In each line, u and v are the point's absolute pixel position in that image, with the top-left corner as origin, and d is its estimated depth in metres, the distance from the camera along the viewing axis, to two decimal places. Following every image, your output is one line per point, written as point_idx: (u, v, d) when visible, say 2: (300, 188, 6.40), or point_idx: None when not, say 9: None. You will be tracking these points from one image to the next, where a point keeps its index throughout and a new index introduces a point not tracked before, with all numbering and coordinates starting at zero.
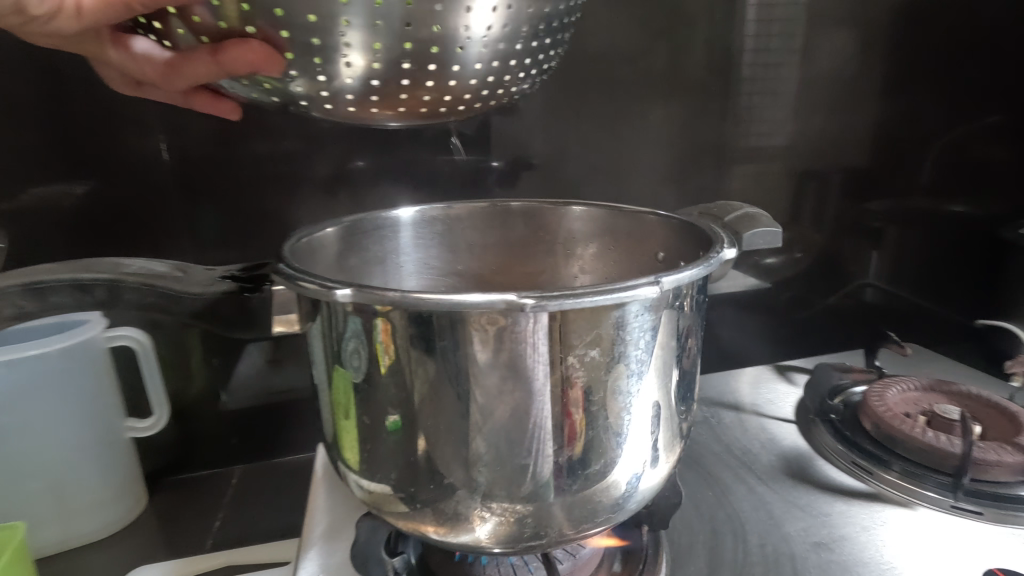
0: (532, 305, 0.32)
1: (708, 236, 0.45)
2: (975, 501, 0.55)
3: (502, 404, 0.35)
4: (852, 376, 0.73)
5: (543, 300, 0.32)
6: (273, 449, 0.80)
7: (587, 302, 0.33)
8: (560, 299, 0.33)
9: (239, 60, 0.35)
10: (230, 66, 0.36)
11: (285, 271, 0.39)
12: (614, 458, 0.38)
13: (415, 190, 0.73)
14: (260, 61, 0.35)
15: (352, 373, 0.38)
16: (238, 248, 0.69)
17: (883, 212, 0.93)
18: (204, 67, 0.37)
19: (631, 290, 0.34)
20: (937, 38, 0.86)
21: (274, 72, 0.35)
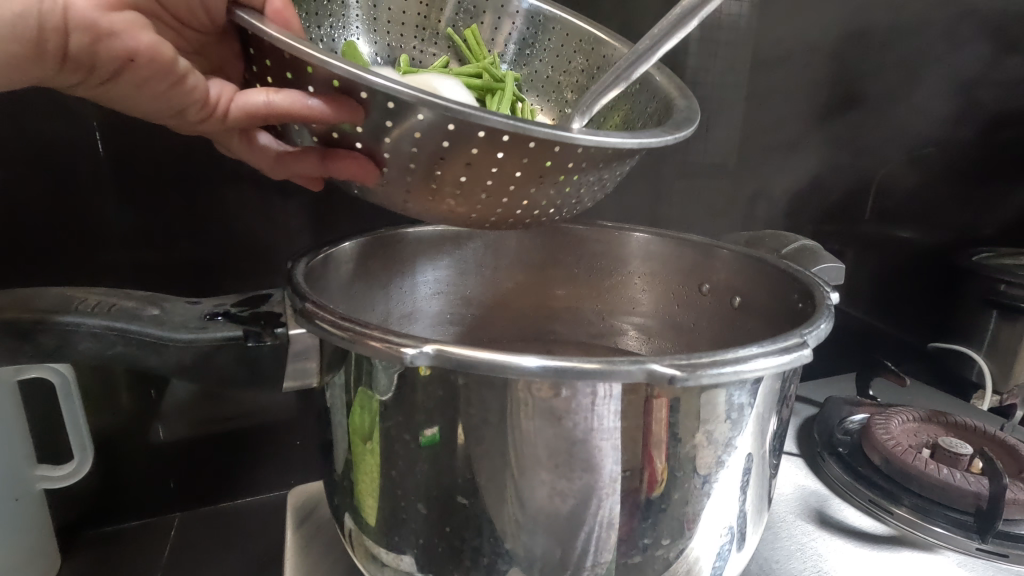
0: (681, 376, 0.26)
1: (807, 282, 0.40)
2: (998, 542, 0.53)
3: (571, 475, 0.28)
4: (861, 408, 0.72)
5: (694, 370, 0.26)
6: (220, 494, 0.67)
7: (727, 371, 0.27)
8: (714, 370, 0.26)
9: (350, 176, 0.36)
10: (336, 173, 0.37)
11: (314, 312, 0.30)
12: (703, 539, 0.31)
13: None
14: (364, 177, 0.36)
15: (381, 392, 0.29)
16: (191, 257, 0.58)
17: (855, 234, 0.90)
18: (313, 165, 0.38)
19: (782, 358, 0.28)
20: (918, 54, 0.83)
21: (373, 183, 0.36)
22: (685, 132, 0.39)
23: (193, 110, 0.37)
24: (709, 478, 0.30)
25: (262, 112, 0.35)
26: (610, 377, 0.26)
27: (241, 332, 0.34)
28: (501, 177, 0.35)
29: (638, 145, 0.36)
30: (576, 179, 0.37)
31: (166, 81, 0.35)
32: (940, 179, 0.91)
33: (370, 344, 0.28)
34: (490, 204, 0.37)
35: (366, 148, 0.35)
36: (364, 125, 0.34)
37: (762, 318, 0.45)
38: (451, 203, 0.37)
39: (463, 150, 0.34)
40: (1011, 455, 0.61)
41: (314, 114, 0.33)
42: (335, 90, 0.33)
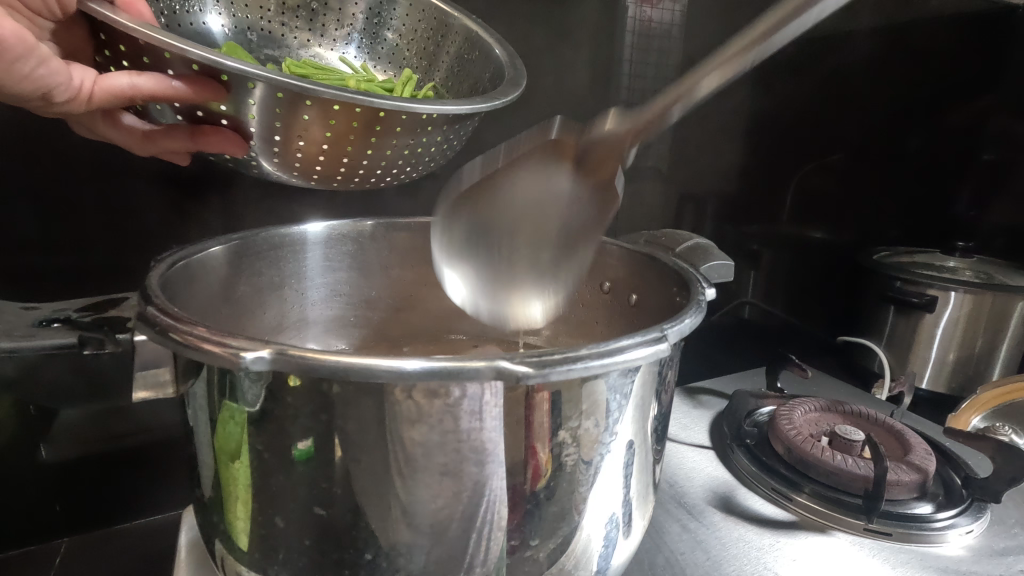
0: (530, 373, 0.25)
1: (689, 277, 0.41)
2: (884, 522, 0.56)
3: (453, 473, 0.27)
4: (766, 400, 0.75)
5: (545, 368, 0.25)
6: (114, 515, 0.61)
7: (581, 367, 0.26)
8: (567, 366, 0.26)
9: (217, 148, 0.41)
10: (207, 147, 0.41)
11: (155, 319, 0.28)
12: (585, 535, 0.31)
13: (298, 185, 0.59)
14: (229, 148, 0.41)
15: (247, 406, 0.27)
16: (71, 260, 0.53)
17: (770, 234, 0.94)
18: (178, 139, 0.41)
19: (637, 351, 0.28)
20: (824, 64, 0.87)
21: (240, 155, 0.41)
22: (513, 94, 0.45)
23: (57, 93, 0.36)
24: (587, 473, 0.30)
25: (128, 95, 0.36)
26: (466, 376, 0.25)
27: (76, 340, 0.33)
28: (357, 141, 0.40)
29: (472, 109, 0.42)
30: (424, 140, 0.43)
31: (26, 64, 0.34)
32: (844, 183, 0.97)
33: (206, 349, 0.26)
34: (352, 162, 0.42)
35: (232, 124, 0.39)
36: (230, 101, 0.37)
37: (653, 313, 0.46)
38: (318, 163, 0.42)
39: (319, 120, 0.38)
40: (897, 440, 0.65)
41: (180, 96, 0.36)
42: (198, 73, 0.35)
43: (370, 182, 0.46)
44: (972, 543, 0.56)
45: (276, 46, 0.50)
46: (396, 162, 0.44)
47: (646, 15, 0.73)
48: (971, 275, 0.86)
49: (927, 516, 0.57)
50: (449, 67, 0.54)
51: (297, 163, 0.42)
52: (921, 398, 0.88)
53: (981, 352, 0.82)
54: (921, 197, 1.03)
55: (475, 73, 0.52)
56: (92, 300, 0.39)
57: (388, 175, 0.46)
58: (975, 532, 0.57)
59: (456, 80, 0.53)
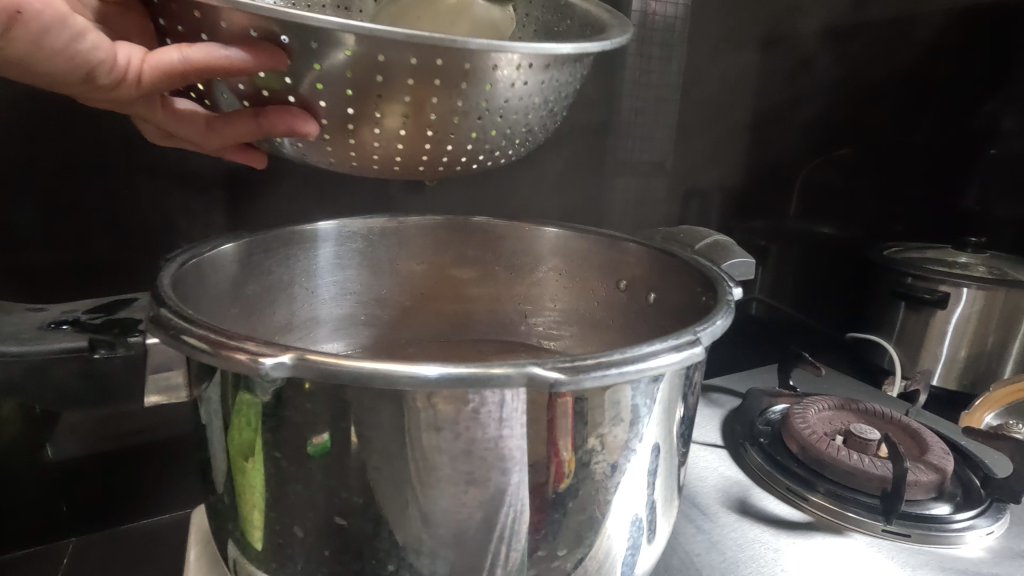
0: (563, 380, 0.24)
1: (713, 276, 0.40)
2: (903, 523, 0.55)
3: (478, 482, 0.26)
4: (779, 399, 0.74)
5: (577, 374, 0.25)
6: (120, 516, 0.60)
7: (616, 372, 0.26)
8: (600, 372, 0.25)
9: (284, 130, 0.36)
10: (273, 129, 0.36)
11: (169, 321, 0.27)
12: (607, 543, 0.30)
13: (305, 183, 0.58)
14: (298, 129, 0.36)
15: (261, 397, 0.26)
16: (77, 257, 0.52)
17: (779, 230, 0.92)
18: (244, 127, 0.37)
19: (672, 355, 0.27)
20: (833, 56, 0.86)
21: (312, 135, 0.36)
22: (617, 41, 0.41)
23: (100, 72, 0.33)
24: (612, 480, 0.29)
25: (181, 68, 0.33)
26: (492, 383, 0.24)
27: (87, 343, 0.32)
28: (442, 105, 0.36)
29: (571, 50, 0.37)
30: (519, 103, 0.39)
31: (62, 36, 0.32)
32: (855, 178, 0.96)
33: (224, 355, 0.25)
34: (439, 136, 0.38)
35: (299, 100, 0.36)
36: (295, 70, 0.34)
37: (673, 311, 0.45)
38: (400, 141, 0.38)
39: (399, 80, 0.35)
40: (914, 438, 0.64)
41: (237, 64, 0.33)
42: (254, 38, 0.33)
43: (458, 166, 0.42)
44: (992, 545, 0.55)
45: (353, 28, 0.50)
46: (486, 138, 0.40)
47: (653, 8, 0.72)
48: (985, 271, 0.85)
49: (946, 517, 0.56)
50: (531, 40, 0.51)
51: (376, 147, 0.38)
52: (933, 396, 0.87)
53: (994, 349, 0.81)
54: (934, 192, 1.01)
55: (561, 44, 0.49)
56: (98, 301, 0.38)
57: (478, 158, 0.42)
58: (995, 533, 0.56)
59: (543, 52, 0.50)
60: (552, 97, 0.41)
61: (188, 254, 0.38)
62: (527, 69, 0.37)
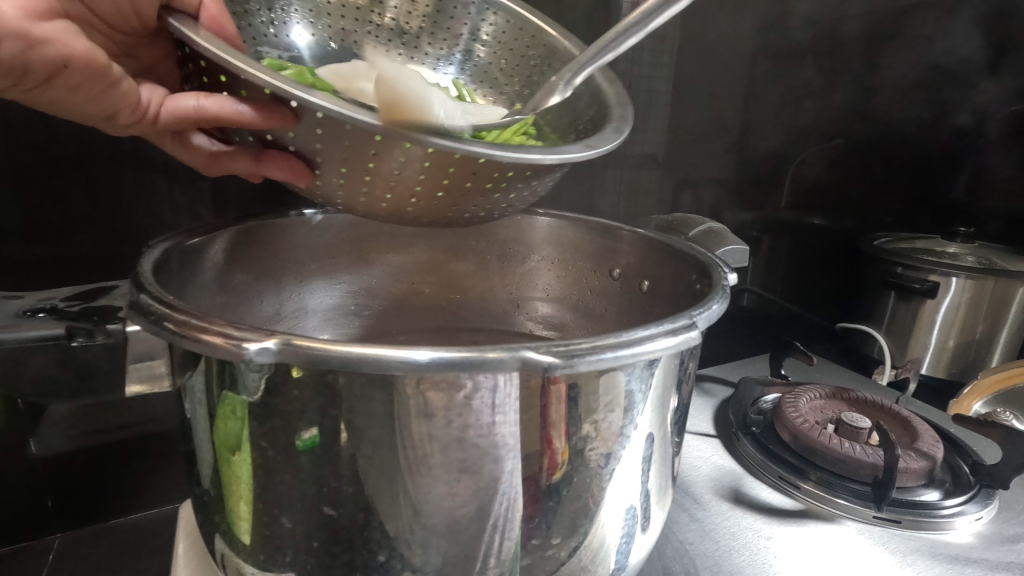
0: (556, 364, 0.24)
1: (708, 263, 0.40)
2: (893, 510, 0.55)
3: (471, 471, 0.25)
4: (771, 388, 0.75)
5: (572, 358, 0.24)
6: (107, 511, 0.59)
7: (609, 359, 0.25)
8: (595, 356, 0.25)
9: (281, 176, 0.36)
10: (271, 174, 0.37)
11: (149, 308, 0.26)
12: (600, 531, 0.30)
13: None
14: (295, 177, 0.36)
15: (249, 394, 0.26)
16: (60, 248, 0.51)
17: (770, 221, 0.92)
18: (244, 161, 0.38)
19: (667, 342, 0.27)
20: (825, 45, 0.86)
21: (304, 185, 0.37)
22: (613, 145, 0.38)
23: (124, 113, 0.37)
24: (606, 466, 0.28)
25: (192, 117, 0.34)
26: (484, 367, 0.23)
27: (65, 330, 0.32)
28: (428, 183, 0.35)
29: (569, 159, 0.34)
30: (509, 190, 0.37)
31: (98, 86, 0.35)
32: (847, 169, 0.96)
33: (205, 340, 0.24)
34: (424, 203, 0.37)
35: (298, 150, 0.35)
36: (301, 130, 0.32)
37: (667, 298, 0.44)
38: (385, 201, 0.37)
39: (391, 156, 0.33)
40: (905, 426, 0.64)
41: (244, 121, 0.32)
42: (267, 97, 0.31)
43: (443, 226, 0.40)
44: (981, 531, 0.55)
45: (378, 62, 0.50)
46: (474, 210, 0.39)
47: None
48: (974, 261, 0.85)
49: (936, 504, 0.56)
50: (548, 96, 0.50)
51: (360, 200, 0.37)
52: (924, 384, 0.87)
53: (982, 337, 0.82)
54: (925, 182, 1.02)
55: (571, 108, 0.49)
56: (77, 289, 0.37)
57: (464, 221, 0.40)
58: (983, 520, 0.56)
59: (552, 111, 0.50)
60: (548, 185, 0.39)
61: (169, 240, 0.37)
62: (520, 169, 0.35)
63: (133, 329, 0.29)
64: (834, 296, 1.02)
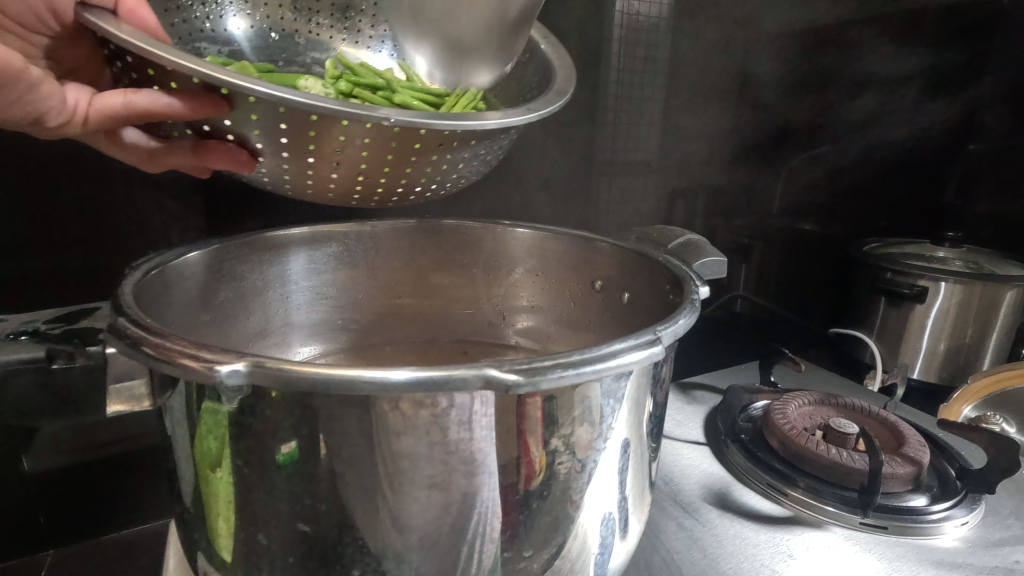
0: (520, 382, 0.24)
1: (683, 276, 0.40)
2: (879, 516, 0.56)
3: (442, 486, 0.26)
4: (760, 395, 0.75)
5: (535, 376, 0.25)
6: (98, 526, 0.59)
7: (571, 377, 0.26)
8: (558, 373, 0.25)
9: (222, 163, 0.39)
10: (212, 162, 0.39)
11: (124, 331, 0.27)
12: (577, 541, 0.30)
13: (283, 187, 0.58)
14: (237, 165, 0.39)
15: (223, 412, 0.26)
16: (49, 265, 0.51)
17: (760, 227, 0.93)
18: (184, 154, 0.40)
19: (630, 356, 0.27)
20: (811, 54, 0.87)
21: (247, 172, 0.39)
22: (547, 110, 0.41)
23: (51, 115, 0.37)
24: (579, 479, 0.29)
25: (123, 113, 0.36)
26: (453, 386, 0.24)
27: (46, 354, 0.32)
28: (370, 159, 0.38)
29: (497, 125, 0.38)
30: (449, 158, 0.40)
31: (16, 89, 0.35)
32: (835, 176, 0.97)
33: (178, 362, 0.25)
34: (369, 180, 0.40)
35: (238, 139, 0.37)
36: (234, 116, 0.35)
37: (646, 310, 0.45)
38: (332, 180, 0.40)
39: (331, 136, 0.35)
40: (891, 432, 0.64)
41: (174, 113, 0.35)
42: (195, 88, 0.33)
43: (392, 200, 0.44)
44: (966, 535, 0.56)
45: (323, 49, 0.51)
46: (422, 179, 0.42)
47: (634, 8, 0.72)
48: (961, 265, 0.86)
49: (922, 508, 0.56)
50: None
51: (312, 181, 0.40)
52: (913, 389, 0.88)
53: (971, 342, 0.82)
54: (913, 189, 1.02)
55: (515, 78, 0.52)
56: (64, 310, 0.38)
57: (409, 194, 0.44)
58: (969, 524, 0.57)
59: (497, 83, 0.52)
60: (486, 152, 0.42)
61: (150, 261, 0.37)
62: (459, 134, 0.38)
63: (112, 350, 0.29)
64: (825, 302, 1.03)
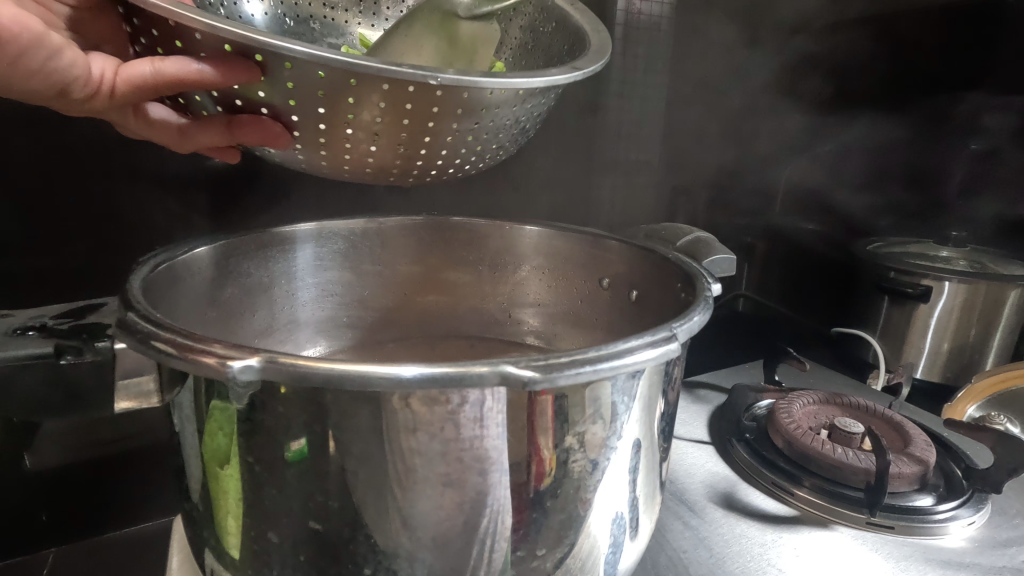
0: (537, 379, 0.24)
1: (694, 274, 0.40)
2: (887, 515, 0.55)
3: (456, 484, 0.25)
4: (765, 394, 0.75)
5: (552, 373, 0.24)
6: (103, 524, 0.59)
7: (592, 369, 0.25)
8: (575, 370, 0.25)
9: (255, 139, 0.37)
10: (245, 138, 0.38)
11: (133, 324, 0.27)
12: (587, 541, 0.30)
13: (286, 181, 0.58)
14: (271, 140, 0.37)
15: (234, 410, 0.26)
16: (52, 262, 0.51)
17: (763, 226, 0.93)
18: (218, 133, 0.39)
19: (645, 353, 0.27)
20: (815, 53, 0.87)
21: (285, 146, 0.38)
22: (593, 67, 0.39)
23: (76, 87, 0.36)
24: (593, 476, 0.28)
25: (151, 83, 0.34)
26: (467, 383, 0.24)
27: (53, 348, 0.32)
28: (411, 125, 0.36)
29: (543, 83, 0.36)
30: (490, 124, 0.39)
31: (37, 55, 0.34)
32: (839, 175, 0.96)
33: (191, 358, 0.24)
34: (409, 150, 0.39)
35: (272, 112, 0.36)
36: (269, 84, 0.34)
37: (655, 309, 0.45)
38: (370, 152, 0.38)
39: (368, 101, 0.34)
40: (897, 431, 0.64)
41: (205, 79, 0.33)
42: (226, 52, 0.33)
43: (428, 175, 0.42)
44: (973, 535, 0.55)
45: (339, 34, 0.51)
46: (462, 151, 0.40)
47: (636, 7, 0.72)
48: (966, 264, 0.86)
49: (929, 508, 0.56)
50: (518, 40, 0.51)
51: (347, 155, 0.39)
52: (917, 389, 0.87)
53: (975, 341, 0.82)
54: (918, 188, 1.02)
55: (546, 44, 0.49)
56: (69, 306, 0.37)
57: (449, 166, 0.42)
58: (976, 523, 0.56)
59: (527, 53, 0.50)
60: (526, 118, 0.41)
61: (155, 258, 0.37)
62: (499, 96, 0.36)
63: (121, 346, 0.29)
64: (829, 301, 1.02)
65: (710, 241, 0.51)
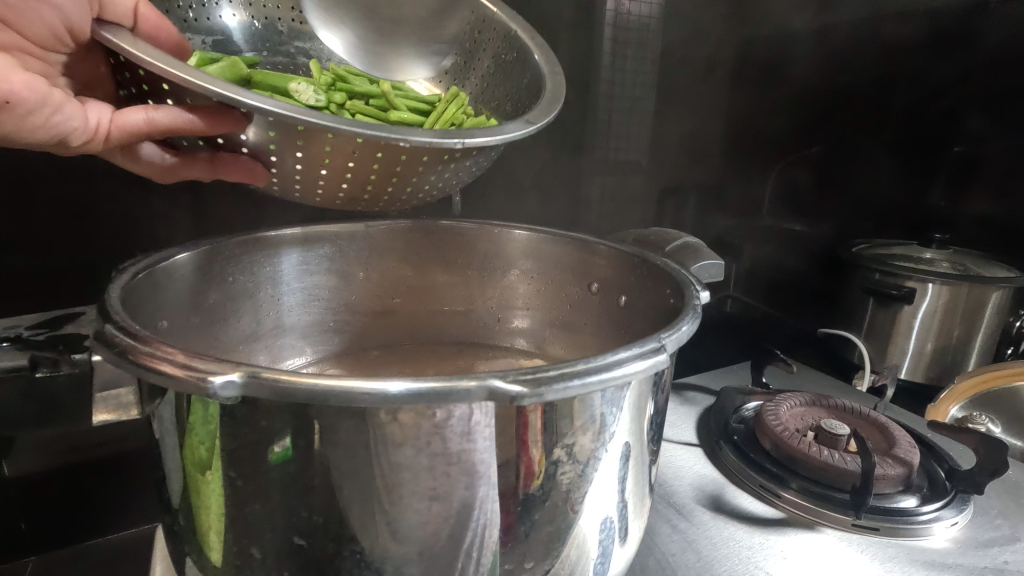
0: (524, 393, 0.24)
1: (683, 280, 0.40)
2: (871, 517, 0.56)
3: (443, 497, 0.25)
4: (752, 396, 0.75)
5: (540, 387, 0.24)
6: (85, 532, 0.58)
7: (570, 389, 0.25)
8: (562, 384, 0.25)
9: (239, 175, 0.38)
10: (228, 174, 0.39)
11: (110, 336, 0.26)
12: (574, 549, 0.30)
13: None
14: (250, 176, 0.38)
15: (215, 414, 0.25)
16: (28, 266, 0.50)
17: (751, 229, 0.94)
18: (203, 168, 0.40)
19: (632, 367, 0.27)
20: (801, 56, 0.87)
21: (262, 182, 0.39)
22: (548, 118, 0.40)
23: (75, 138, 0.36)
24: (581, 483, 0.28)
25: (145, 130, 0.35)
26: (456, 396, 0.23)
27: (27, 361, 0.31)
28: (383, 167, 0.37)
29: (506, 140, 0.37)
30: (456, 165, 0.40)
31: (41, 113, 0.34)
32: (825, 177, 0.97)
33: (170, 373, 0.24)
34: (377, 187, 0.39)
35: (252, 151, 0.37)
36: (253, 132, 0.34)
37: (643, 315, 0.45)
38: (343, 188, 0.39)
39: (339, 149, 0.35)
40: (882, 433, 0.65)
41: (196, 128, 0.34)
42: (215, 104, 0.33)
43: (400, 202, 0.43)
44: (956, 536, 0.56)
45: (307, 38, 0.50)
46: (432, 184, 0.41)
47: (626, 7, 0.72)
48: (948, 267, 0.87)
49: (913, 510, 0.57)
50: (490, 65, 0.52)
51: (320, 189, 0.39)
52: (902, 389, 0.88)
53: (958, 342, 0.83)
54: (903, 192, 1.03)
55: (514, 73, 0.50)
56: (44, 316, 0.36)
57: (416, 198, 0.43)
58: (959, 524, 0.57)
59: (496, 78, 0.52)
60: (492, 157, 0.42)
61: (132, 264, 0.36)
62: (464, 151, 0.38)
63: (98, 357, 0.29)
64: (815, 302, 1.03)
65: (698, 245, 0.51)
